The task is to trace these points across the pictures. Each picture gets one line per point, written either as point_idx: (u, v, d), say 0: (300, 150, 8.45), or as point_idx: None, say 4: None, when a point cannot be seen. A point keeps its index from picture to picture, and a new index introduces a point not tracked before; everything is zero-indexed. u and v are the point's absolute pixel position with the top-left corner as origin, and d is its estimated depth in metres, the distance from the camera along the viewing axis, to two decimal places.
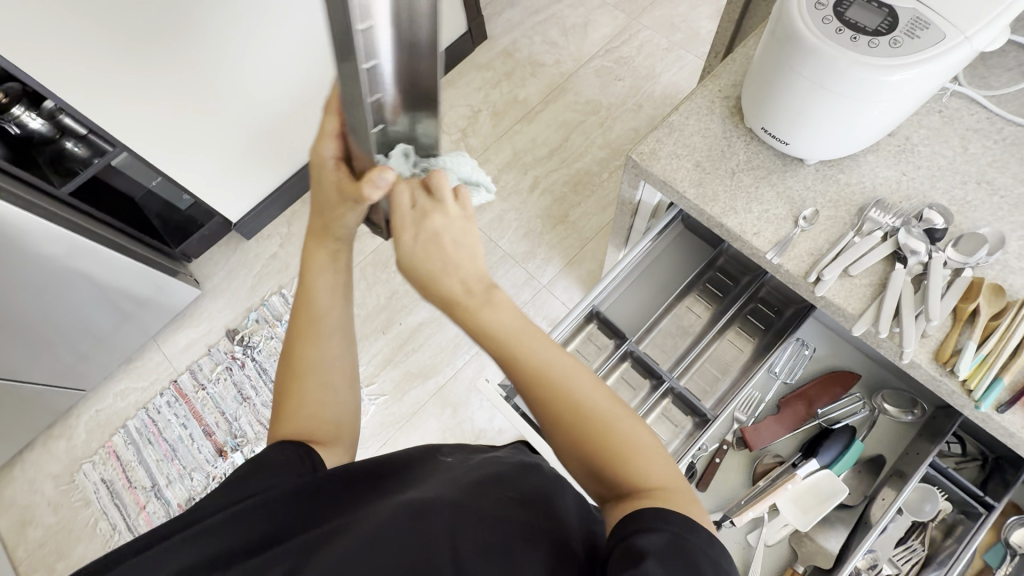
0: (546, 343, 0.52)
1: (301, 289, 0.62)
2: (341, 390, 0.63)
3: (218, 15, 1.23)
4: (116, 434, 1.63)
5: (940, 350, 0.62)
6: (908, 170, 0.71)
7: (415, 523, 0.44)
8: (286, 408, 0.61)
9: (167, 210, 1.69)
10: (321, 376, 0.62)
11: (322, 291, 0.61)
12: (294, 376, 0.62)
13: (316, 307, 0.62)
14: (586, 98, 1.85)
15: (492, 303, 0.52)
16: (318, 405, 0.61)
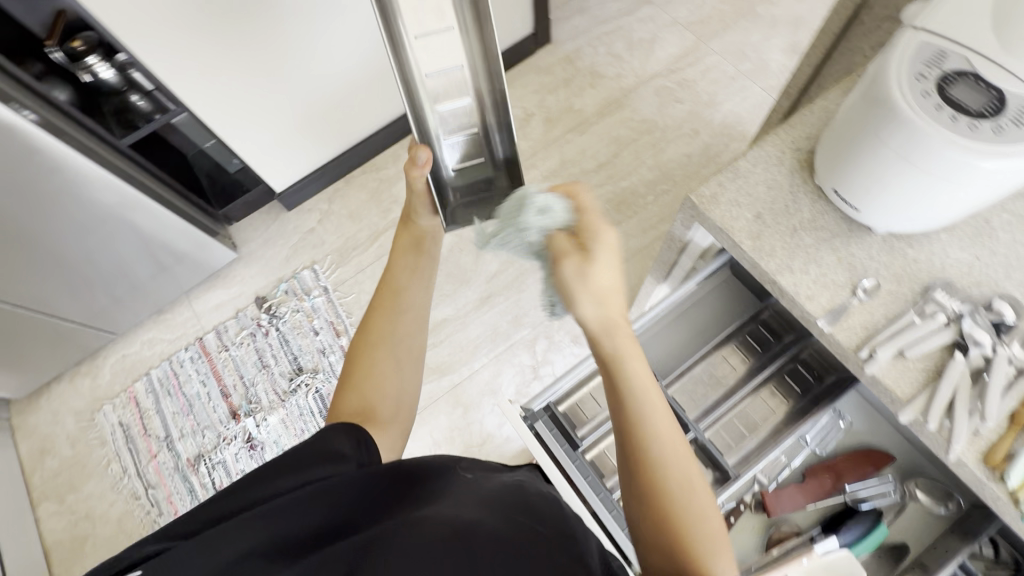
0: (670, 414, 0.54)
1: (389, 271, 0.75)
2: (405, 372, 0.70)
3: None
4: (139, 380, 1.69)
5: (991, 453, 0.59)
6: (982, 255, 0.67)
7: (462, 540, 0.44)
8: (355, 379, 0.67)
9: (216, 171, 1.74)
10: (392, 347, 0.69)
11: (404, 269, 0.75)
12: (367, 343, 0.69)
13: (396, 284, 0.73)
14: (642, 116, 1.82)
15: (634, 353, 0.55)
16: (384, 380, 0.67)
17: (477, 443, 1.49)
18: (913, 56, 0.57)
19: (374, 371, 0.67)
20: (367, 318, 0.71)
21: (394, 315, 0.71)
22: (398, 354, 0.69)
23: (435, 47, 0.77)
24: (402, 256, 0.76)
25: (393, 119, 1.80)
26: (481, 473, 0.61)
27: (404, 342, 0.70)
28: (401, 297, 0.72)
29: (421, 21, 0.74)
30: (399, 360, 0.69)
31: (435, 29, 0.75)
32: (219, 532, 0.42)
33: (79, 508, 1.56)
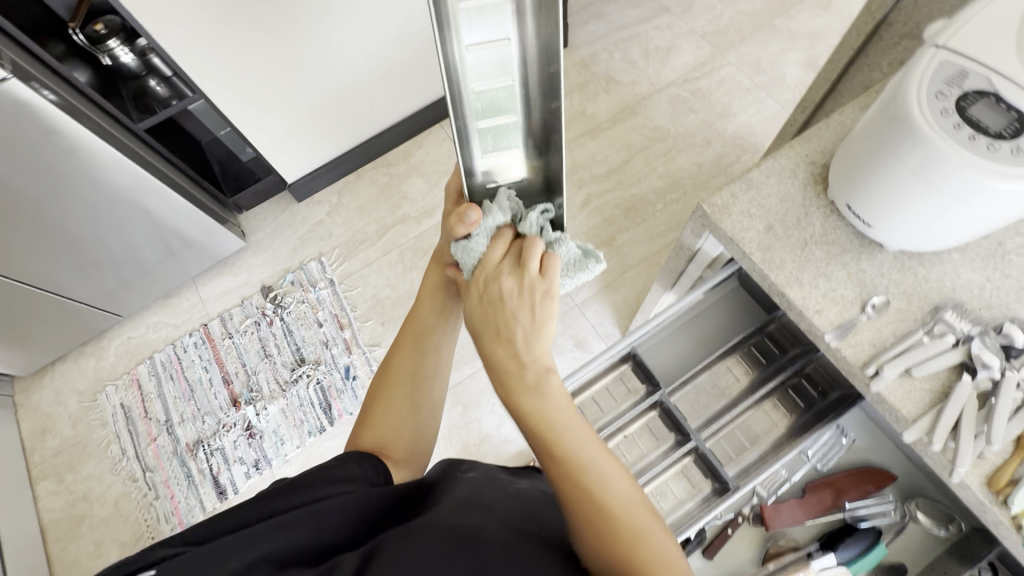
0: (594, 445, 0.52)
1: (415, 310, 0.69)
2: (423, 415, 0.66)
3: None
4: (142, 363, 1.70)
5: (995, 477, 0.58)
6: (994, 278, 0.67)
7: (471, 549, 0.44)
8: (374, 415, 0.65)
9: (228, 159, 1.76)
10: (413, 392, 0.66)
11: (429, 311, 0.68)
12: (387, 383, 0.66)
13: (421, 324, 0.68)
14: (655, 124, 1.82)
15: (543, 390, 0.53)
16: (400, 419, 0.65)
17: (475, 442, 1.49)
18: (934, 74, 0.57)
19: (390, 411, 0.64)
20: (390, 356, 0.68)
21: (417, 357, 0.67)
22: (416, 397, 0.66)
23: (482, 63, 0.55)
24: (429, 297, 0.68)
25: (406, 115, 1.80)
26: (484, 474, 0.62)
27: (424, 385, 0.66)
28: (426, 339, 0.67)
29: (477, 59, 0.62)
30: (416, 401, 0.66)
31: (489, 46, 0.54)
32: (234, 539, 0.41)
33: (76, 488, 1.57)
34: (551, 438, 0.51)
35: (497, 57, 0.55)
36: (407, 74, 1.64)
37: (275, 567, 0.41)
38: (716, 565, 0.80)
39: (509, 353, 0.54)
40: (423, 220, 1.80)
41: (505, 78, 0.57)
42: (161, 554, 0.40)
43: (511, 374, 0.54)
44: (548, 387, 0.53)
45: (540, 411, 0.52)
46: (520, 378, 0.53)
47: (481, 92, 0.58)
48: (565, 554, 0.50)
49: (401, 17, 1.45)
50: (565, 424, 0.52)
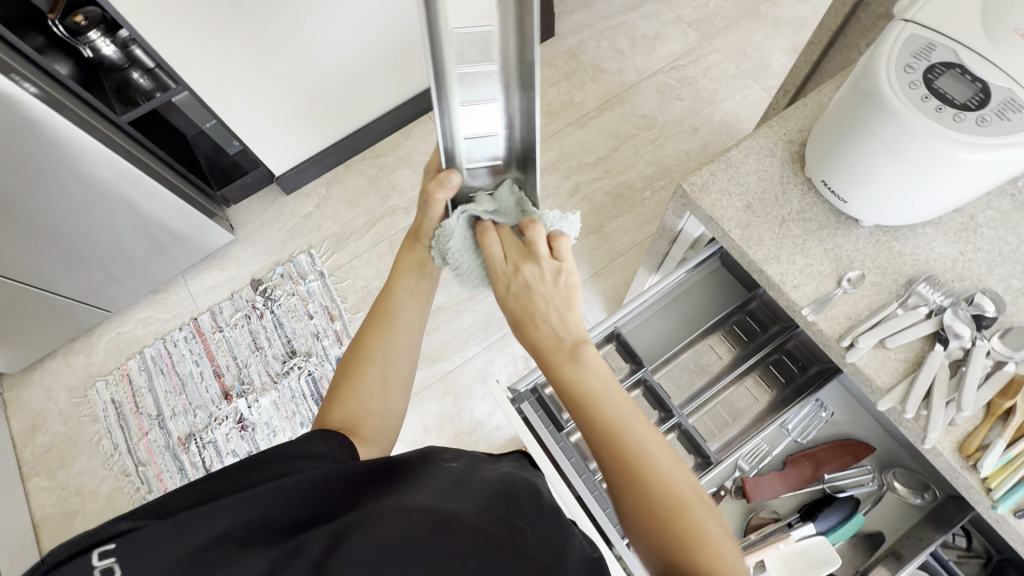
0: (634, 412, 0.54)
1: (387, 289, 0.71)
2: (392, 394, 0.67)
3: None
4: (132, 358, 1.69)
5: (965, 443, 0.60)
6: (966, 251, 0.68)
7: (441, 532, 0.45)
8: (343, 393, 0.65)
9: (216, 153, 1.75)
10: (382, 370, 0.66)
11: (402, 290, 0.71)
12: (358, 360, 0.67)
13: (391, 303, 0.70)
14: (642, 112, 1.82)
15: (581, 362, 0.56)
16: (370, 395, 0.65)
17: (467, 430, 1.50)
18: (902, 47, 0.58)
19: (361, 388, 0.65)
20: (360, 336, 0.69)
21: (385, 337, 0.68)
22: (387, 375, 0.67)
23: (463, 46, 0.54)
24: (401, 276, 0.71)
25: (394, 106, 1.80)
26: (465, 461, 0.62)
27: (393, 363, 0.67)
28: (395, 317, 0.69)
29: (462, 55, 0.55)
30: (387, 377, 0.67)
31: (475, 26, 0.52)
32: (197, 513, 0.41)
33: (69, 483, 1.57)
34: (595, 408, 0.54)
35: (484, 80, 0.57)
36: (394, 65, 1.63)
37: (237, 542, 0.41)
38: None
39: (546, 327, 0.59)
40: (412, 211, 1.80)
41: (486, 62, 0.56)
42: (123, 526, 0.40)
43: (544, 349, 0.58)
44: (585, 355, 0.57)
45: (582, 383, 0.55)
46: (556, 352, 0.58)
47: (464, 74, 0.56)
48: (538, 536, 0.51)
49: (386, 8, 1.45)
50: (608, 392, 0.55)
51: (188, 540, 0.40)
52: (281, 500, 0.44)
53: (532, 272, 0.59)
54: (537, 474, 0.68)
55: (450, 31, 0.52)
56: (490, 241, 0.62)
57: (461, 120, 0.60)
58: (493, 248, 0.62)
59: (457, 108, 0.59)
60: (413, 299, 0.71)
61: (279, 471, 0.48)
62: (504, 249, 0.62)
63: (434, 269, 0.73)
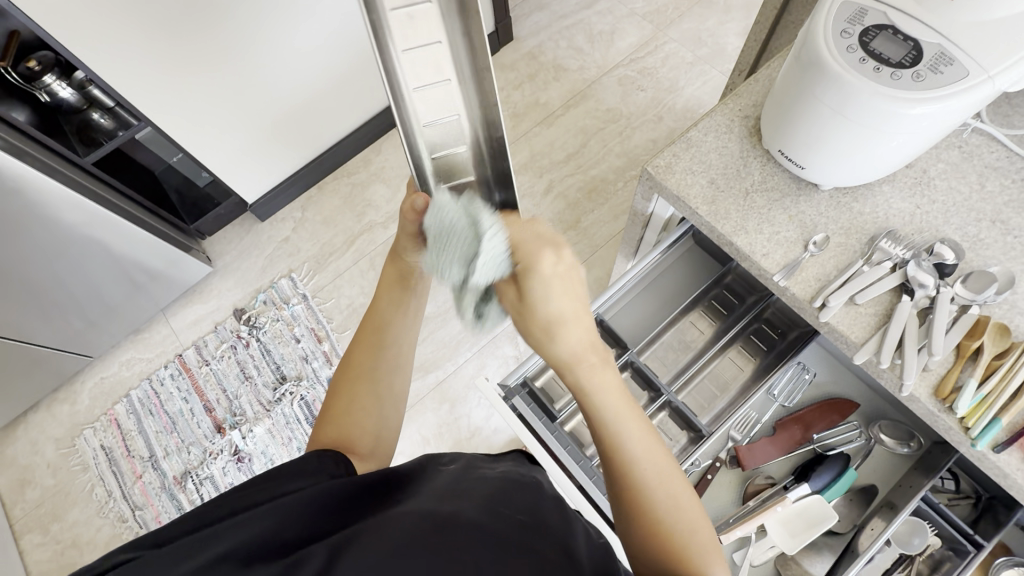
0: (650, 441, 0.50)
1: (374, 304, 0.68)
2: (386, 411, 0.66)
3: None
4: (119, 403, 1.66)
5: (940, 386, 0.63)
6: (922, 204, 0.71)
7: (440, 531, 0.45)
8: (337, 410, 0.65)
9: (185, 186, 1.73)
10: (375, 389, 0.66)
11: (387, 304, 0.67)
12: (349, 379, 0.66)
13: (379, 317, 0.67)
14: (607, 106, 1.85)
15: (608, 381, 0.49)
16: (364, 412, 0.65)
17: (466, 436, 1.50)
18: (837, 15, 0.61)
19: (353, 406, 0.65)
20: (350, 354, 0.68)
21: (375, 352, 0.67)
22: (381, 391, 0.66)
23: (410, 33, 0.54)
24: (387, 290, 0.67)
25: (360, 124, 1.80)
26: (462, 463, 0.62)
27: (387, 380, 0.66)
28: (383, 332, 0.67)
29: (409, 36, 0.54)
30: (382, 396, 0.66)
31: (413, 9, 0.53)
32: (191, 543, 0.41)
33: (64, 536, 1.53)
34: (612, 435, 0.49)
35: (438, 67, 0.56)
36: (358, 82, 1.65)
37: (238, 563, 0.40)
38: None
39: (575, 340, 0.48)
40: (389, 225, 1.80)
41: (435, 47, 0.55)
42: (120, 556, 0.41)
43: (567, 362, 0.49)
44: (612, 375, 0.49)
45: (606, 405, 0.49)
46: (587, 366, 0.49)
47: (413, 65, 0.56)
48: (540, 531, 0.50)
49: (341, 28, 1.46)
50: (626, 420, 0.49)
51: (187, 565, 0.40)
52: (283, 519, 0.44)
53: (564, 267, 0.49)
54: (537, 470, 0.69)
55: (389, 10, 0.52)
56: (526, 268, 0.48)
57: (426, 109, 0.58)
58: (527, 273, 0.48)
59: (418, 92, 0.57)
60: (402, 311, 0.68)
61: (276, 492, 0.48)
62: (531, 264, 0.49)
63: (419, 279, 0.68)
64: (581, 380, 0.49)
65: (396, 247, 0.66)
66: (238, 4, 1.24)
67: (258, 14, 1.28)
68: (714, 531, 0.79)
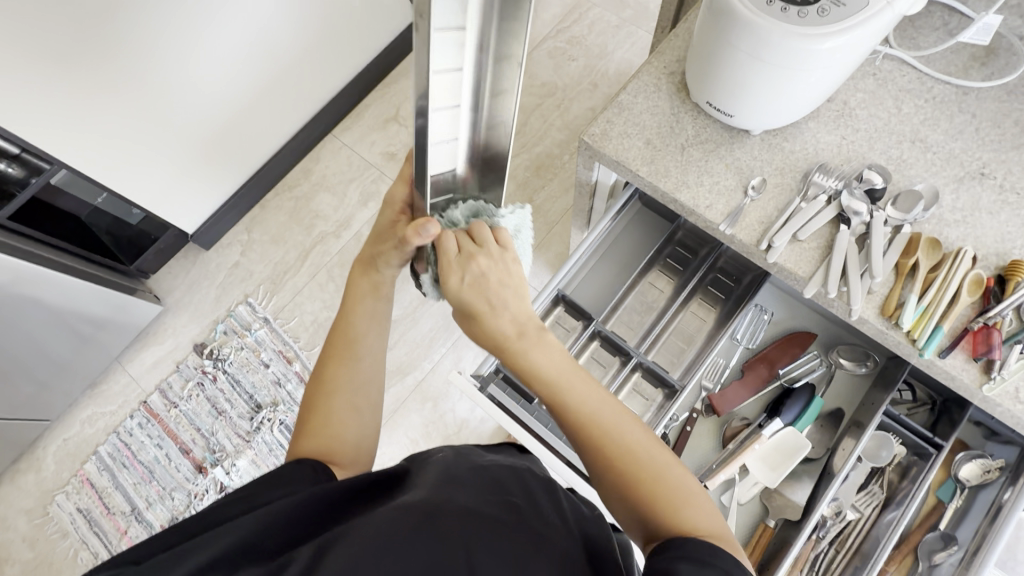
0: (596, 388, 0.55)
1: (344, 314, 0.67)
2: (364, 419, 0.64)
3: (153, 13, 1.17)
4: (88, 461, 1.58)
5: (886, 304, 0.66)
6: (847, 134, 0.74)
7: (432, 518, 0.44)
8: (311, 424, 0.62)
9: (117, 227, 1.58)
10: (351, 397, 0.64)
11: (362, 315, 0.67)
12: (322, 392, 0.64)
13: (352, 329, 0.67)
14: (541, 81, 1.84)
15: (544, 343, 0.57)
16: (342, 424, 0.63)
17: (454, 430, 1.50)
18: None
19: (331, 420, 0.62)
20: (322, 367, 0.66)
21: (351, 363, 0.65)
22: (357, 400, 0.64)
23: (442, 50, 0.47)
24: (358, 302, 0.67)
25: (293, 134, 1.74)
26: (453, 452, 0.61)
27: (363, 388, 0.65)
28: (359, 343, 0.66)
29: (439, 54, 0.47)
30: (358, 405, 0.64)
31: (450, 31, 0.46)
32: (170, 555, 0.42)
33: None
34: (562, 387, 0.55)
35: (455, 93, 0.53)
36: (283, 90, 1.58)
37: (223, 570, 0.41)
38: (685, 463, 0.85)
39: (497, 313, 0.56)
40: (341, 233, 1.75)
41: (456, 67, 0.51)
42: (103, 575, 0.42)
43: (503, 341, 0.56)
44: (548, 338, 0.57)
45: (540, 365, 0.56)
46: (516, 340, 0.56)
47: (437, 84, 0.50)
48: (535, 510, 0.50)
49: (254, 36, 1.40)
50: (571, 375, 0.56)
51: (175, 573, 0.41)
52: (260, 523, 0.44)
53: (477, 271, 0.56)
54: (526, 457, 0.68)
55: (434, 32, 0.44)
56: (442, 235, 0.58)
57: (434, 154, 0.57)
58: (448, 241, 0.57)
59: (434, 111, 0.52)
60: (375, 322, 0.67)
61: (256, 502, 0.48)
62: (459, 240, 0.58)
63: (391, 290, 0.68)
64: (517, 349, 0.56)
65: (372, 254, 0.67)
66: (136, 24, 1.16)
67: (160, 33, 1.21)
68: (699, 479, 0.83)
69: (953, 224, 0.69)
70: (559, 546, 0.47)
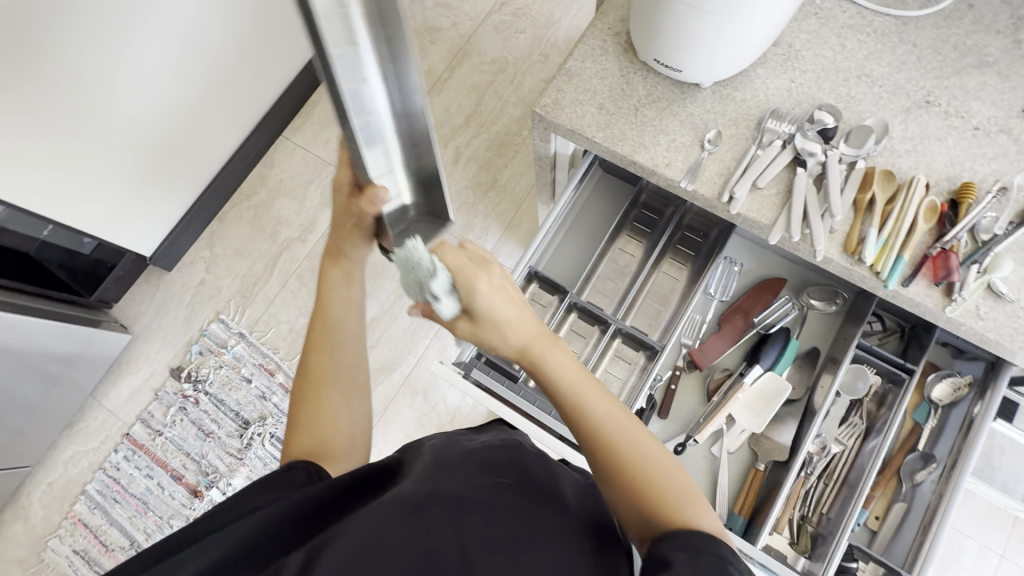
0: (609, 398, 0.52)
1: (319, 303, 0.64)
2: (354, 405, 0.64)
3: (76, 31, 1.09)
4: (77, 502, 1.54)
5: (848, 242, 0.67)
6: (795, 77, 0.74)
7: (418, 513, 0.44)
8: (303, 418, 0.62)
9: (69, 259, 1.45)
10: (339, 386, 0.63)
11: (337, 302, 0.64)
12: (310, 385, 0.63)
13: (330, 316, 0.64)
14: (491, 57, 1.80)
15: (557, 351, 0.51)
16: (336, 416, 0.62)
17: (447, 419, 1.50)
18: None
19: (323, 412, 0.62)
20: (304, 360, 0.64)
21: (334, 353, 0.64)
22: (346, 388, 0.63)
23: (345, 65, 0.44)
24: (331, 288, 0.64)
25: (241, 141, 1.68)
26: (443, 439, 0.60)
27: (350, 376, 0.64)
28: (338, 330, 0.64)
29: (347, 68, 0.44)
30: (348, 393, 0.63)
31: (345, 41, 0.43)
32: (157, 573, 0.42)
33: None
34: (575, 395, 0.51)
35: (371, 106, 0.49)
36: (224, 95, 1.52)
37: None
38: (671, 421, 0.87)
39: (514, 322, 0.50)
40: (307, 236, 1.71)
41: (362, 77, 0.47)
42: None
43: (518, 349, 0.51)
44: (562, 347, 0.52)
45: (554, 372, 0.51)
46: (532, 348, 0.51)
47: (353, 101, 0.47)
48: (526, 489, 0.50)
49: (186, 42, 1.32)
50: (583, 383, 0.52)
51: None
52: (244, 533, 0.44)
53: (498, 278, 0.50)
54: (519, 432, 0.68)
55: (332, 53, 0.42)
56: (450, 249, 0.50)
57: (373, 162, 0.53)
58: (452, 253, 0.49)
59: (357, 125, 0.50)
60: (352, 306, 0.65)
61: (243, 510, 0.48)
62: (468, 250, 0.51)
63: (365, 274, 0.65)
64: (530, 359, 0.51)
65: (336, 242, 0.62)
66: (62, 45, 1.08)
67: (88, 53, 1.13)
68: (688, 433, 0.85)
69: (904, 154, 0.70)
70: (553, 522, 0.47)
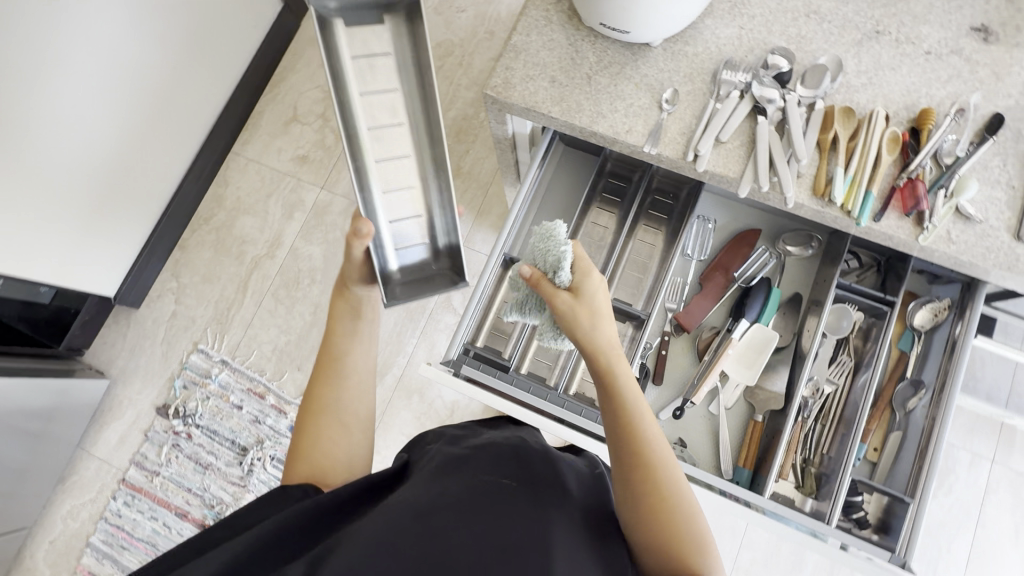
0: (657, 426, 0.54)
1: (325, 335, 0.64)
2: (355, 437, 0.60)
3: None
4: (83, 555, 1.51)
5: (816, 184, 0.67)
6: (744, 24, 0.72)
7: (424, 521, 0.43)
8: (301, 448, 0.58)
9: (28, 310, 1.39)
10: (339, 416, 0.60)
11: (343, 333, 0.64)
12: (311, 413, 0.60)
13: (334, 348, 0.63)
14: (435, 41, 1.74)
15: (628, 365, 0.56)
16: (331, 443, 0.58)
17: (446, 415, 1.50)
18: None
19: (321, 441, 0.58)
20: (309, 387, 0.62)
21: (338, 382, 0.62)
22: (346, 420, 0.60)
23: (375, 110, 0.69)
24: (338, 322, 0.64)
25: (190, 163, 1.61)
26: (445, 438, 0.59)
27: (352, 406, 0.61)
28: (342, 360, 0.63)
29: (374, 116, 0.69)
30: (346, 422, 0.60)
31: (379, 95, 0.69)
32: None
33: None
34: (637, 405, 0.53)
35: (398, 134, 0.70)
36: (163, 116, 1.44)
37: None
38: (666, 386, 0.87)
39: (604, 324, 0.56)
40: (275, 252, 1.66)
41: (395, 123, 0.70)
42: None
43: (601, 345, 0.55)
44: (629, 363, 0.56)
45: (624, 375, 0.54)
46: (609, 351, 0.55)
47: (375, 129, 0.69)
48: (532, 487, 0.49)
49: (112, 65, 1.24)
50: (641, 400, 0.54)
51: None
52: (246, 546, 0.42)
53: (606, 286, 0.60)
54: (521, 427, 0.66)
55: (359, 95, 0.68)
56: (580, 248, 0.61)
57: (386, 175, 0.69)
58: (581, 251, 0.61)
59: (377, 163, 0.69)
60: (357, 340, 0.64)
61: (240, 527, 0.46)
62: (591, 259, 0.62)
63: (372, 311, 0.66)
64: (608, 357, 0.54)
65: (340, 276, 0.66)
66: None
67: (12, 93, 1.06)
68: (685, 397, 0.85)
69: (861, 88, 0.70)
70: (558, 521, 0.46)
